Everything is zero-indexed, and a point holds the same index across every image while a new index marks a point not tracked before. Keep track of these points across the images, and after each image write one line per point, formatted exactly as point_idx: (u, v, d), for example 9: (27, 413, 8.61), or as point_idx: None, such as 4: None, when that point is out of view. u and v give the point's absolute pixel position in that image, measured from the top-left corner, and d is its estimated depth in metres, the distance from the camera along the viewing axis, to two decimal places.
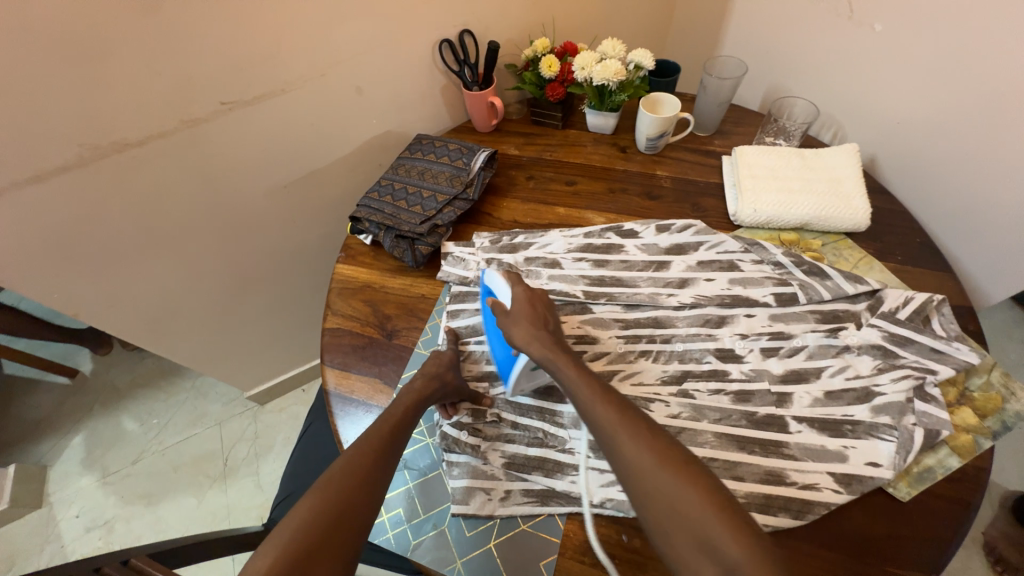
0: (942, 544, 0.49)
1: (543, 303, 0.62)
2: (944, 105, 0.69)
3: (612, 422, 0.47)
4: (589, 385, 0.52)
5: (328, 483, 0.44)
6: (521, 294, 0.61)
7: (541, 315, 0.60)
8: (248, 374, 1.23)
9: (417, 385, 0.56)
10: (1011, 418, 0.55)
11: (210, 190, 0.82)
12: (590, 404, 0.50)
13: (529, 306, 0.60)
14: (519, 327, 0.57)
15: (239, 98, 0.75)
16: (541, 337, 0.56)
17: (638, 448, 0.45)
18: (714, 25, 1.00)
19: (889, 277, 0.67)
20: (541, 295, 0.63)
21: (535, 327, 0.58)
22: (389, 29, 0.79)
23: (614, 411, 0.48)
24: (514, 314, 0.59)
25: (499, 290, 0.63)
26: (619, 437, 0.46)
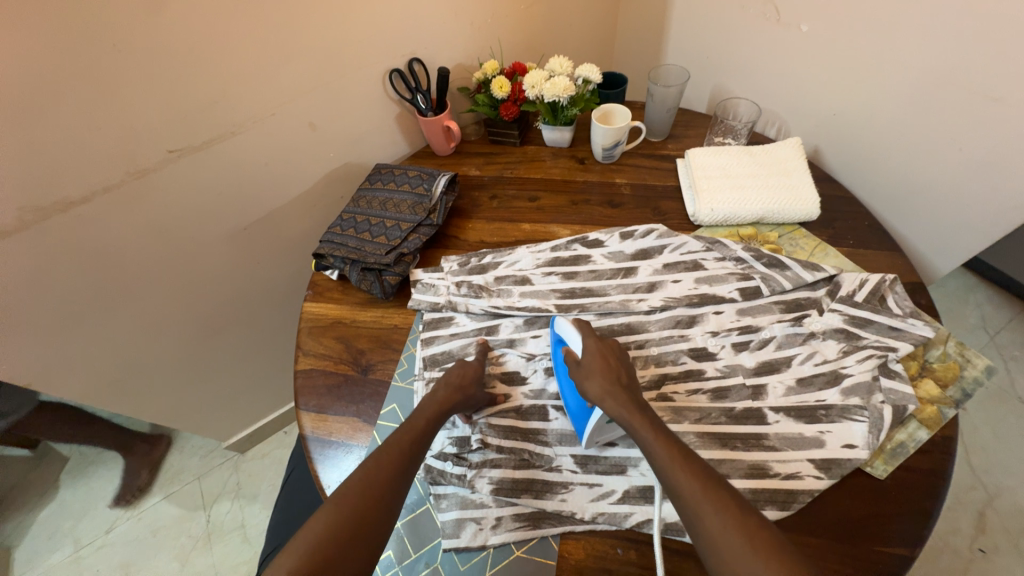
0: (925, 515, 0.50)
1: (616, 355, 0.58)
2: (870, 96, 0.73)
3: (698, 498, 0.44)
4: (673, 451, 0.48)
5: (350, 494, 0.47)
6: (594, 346, 0.58)
7: (617, 369, 0.56)
8: (225, 423, 1.19)
9: (441, 396, 0.57)
10: (970, 385, 0.57)
11: (166, 241, 0.79)
12: (674, 475, 0.46)
13: (602, 358, 0.57)
14: (594, 381, 0.54)
15: (188, 144, 0.73)
16: (619, 393, 0.53)
17: (725, 527, 0.42)
18: (655, 35, 1.04)
19: (843, 261, 0.69)
20: (613, 346, 0.60)
21: (612, 382, 0.54)
22: (336, 62, 0.79)
23: (702, 486, 0.44)
24: (587, 367, 0.56)
25: (572, 340, 0.60)
26: (706, 518, 0.43)
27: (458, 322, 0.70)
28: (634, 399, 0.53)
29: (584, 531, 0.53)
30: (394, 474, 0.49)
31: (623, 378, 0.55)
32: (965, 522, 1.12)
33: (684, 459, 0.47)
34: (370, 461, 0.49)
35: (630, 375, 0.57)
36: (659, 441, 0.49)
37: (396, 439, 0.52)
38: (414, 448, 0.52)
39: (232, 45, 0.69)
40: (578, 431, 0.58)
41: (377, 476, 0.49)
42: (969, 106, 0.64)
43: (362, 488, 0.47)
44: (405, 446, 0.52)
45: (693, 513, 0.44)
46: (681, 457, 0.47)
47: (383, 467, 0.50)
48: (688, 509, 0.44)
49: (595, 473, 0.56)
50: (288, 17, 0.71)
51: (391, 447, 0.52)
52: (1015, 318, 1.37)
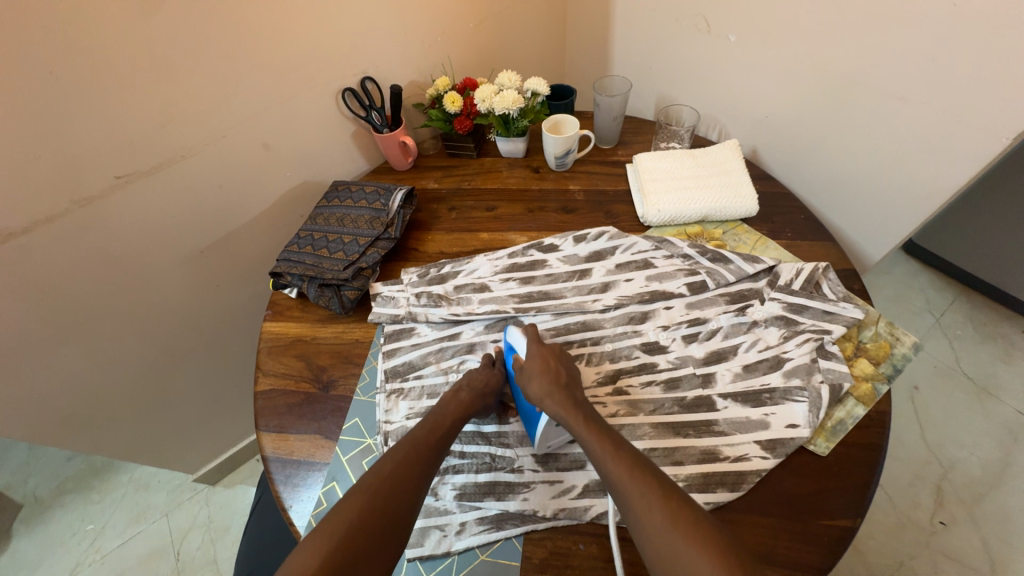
0: (863, 487, 0.53)
1: (556, 355, 0.61)
2: (796, 99, 0.78)
3: (629, 484, 0.48)
4: (607, 445, 0.51)
5: (366, 493, 0.49)
6: (536, 351, 0.60)
7: (557, 370, 0.58)
8: (190, 454, 1.15)
9: (463, 398, 0.59)
10: (900, 361, 0.61)
11: (116, 269, 0.78)
12: (608, 467, 0.49)
13: (543, 360, 0.59)
14: (535, 383, 0.56)
15: (134, 170, 0.72)
16: (558, 392, 0.55)
17: (650, 507, 0.46)
18: (600, 49, 1.08)
19: (782, 253, 0.74)
20: (555, 348, 0.62)
21: (552, 382, 0.56)
22: (286, 83, 0.80)
23: (635, 477, 0.48)
24: (529, 370, 0.58)
25: (518, 347, 0.61)
26: (637, 501, 0.47)
27: (420, 332, 0.71)
28: (573, 397, 0.56)
29: (546, 528, 0.53)
30: (389, 507, 0.48)
31: (563, 376, 0.57)
32: (925, 496, 1.17)
33: (617, 452, 0.50)
34: (387, 465, 0.51)
35: (572, 373, 0.59)
36: (594, 435, 0.52)
37: (389, 466, 0.51)
38: (433, 452, 0.54)
39: (177, 71, 0.69)
40: (529, 435, 0.59)
41: (369, 507, 0.48)
42: (879, 105, 0.69)
43: (376, 489, 0.49)
44: (399, 473, 0.51)
45: (627, 502, 0.47)
46: (613, 450, 0.50)
47: (376, 498, 0.48)
48: (622, 497, 0.48)
49: (555, 470, 0.57)
50: (232, 40, 0.72)
51: (384, 474, 0.50)
52: (956, 300, 1.47)
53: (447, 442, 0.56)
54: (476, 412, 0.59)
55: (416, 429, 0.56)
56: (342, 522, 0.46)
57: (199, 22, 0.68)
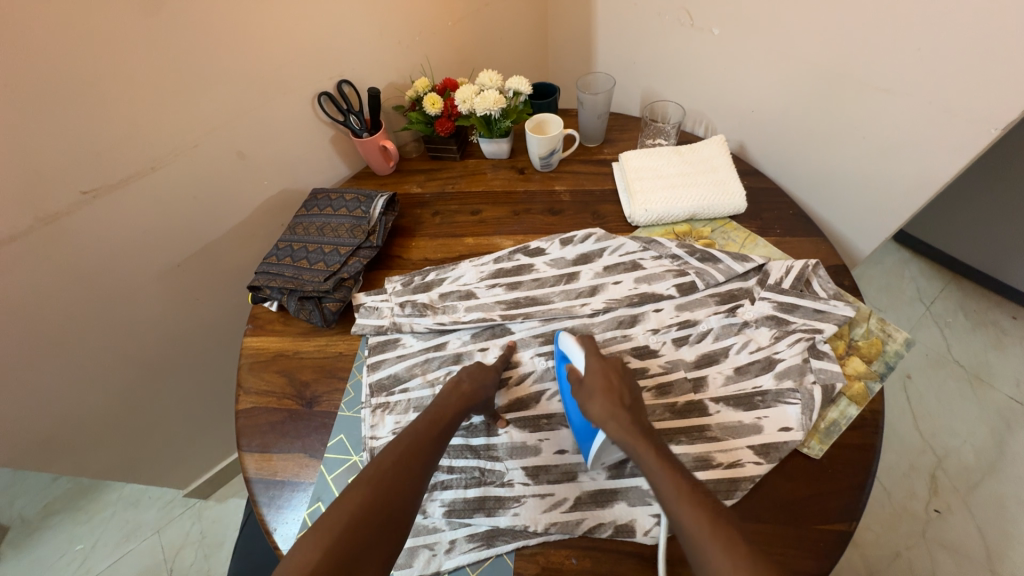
0: (858, 490, 0.52)
1: (619, 373, 0.55)
2: (781, 93, 0.77)
3: (704, 533, 0.41)
4: (676, 480, 0.44)
5: (374, 479, 0.46)
6: (597, 365, 0.55)
7: (620, 389, 0.53)
8: (178, 471, 1.13)
9: (464, 387, 0.57)
10: (893, 358, 0.61)
11: (88, 287, 0.75)
12: (678, 509, 0.43)
13: (605, 377, 0.54)
14: (597, 403, 0.51)
15: (102, 184, 0.69)
16: (622, 416, 0.50)
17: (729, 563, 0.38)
18: (582, 44, 1.06)
19: (772, 250, 0.72)
20: (618, 365, 0.56)
21: (615, 404, 0.51)
22: (257, 89, 0.78)
23: (711, 523, 0.41)
24: (589, 387, 0.53)
25: (576, 357, 0.58)
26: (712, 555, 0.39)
27: (405, 343, 0.69)
28: (639, 423, 0.50)
29: (538, 544, 0.52)
30: (393, 498, 0.45)
31: (628, 398, 0.52)
32: (920, 485, 1.18)
33: (691, 492, 0.43)
34: (392, 451, 0.49)
35: (635, 395, 0.54)
36: (663, 468, 0.45)
37: (391, 456, 0.48)
38: (434, 442, 0.52)
39: (142, 80, 0.66)
40: (583, 451, 0.56)
41: (371, 499, 0.44)
42: (865, 97, 0.68)
43: (382, 477, 0.46)
44: (401, 464, 0.48)
45: (702, 554, 0.40)
46: (686, 489, 0.43)
47: (378, 488, 0.45)
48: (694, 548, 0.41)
49: (546, 483, 0.55)
50: (198, 47, 0.69)
51: (386, 464, 0.47)
52: (946, 288, 1.47)
53: (448, 435, 0.53)
54: (476, 406, 0.57)
55: (416, 421, 0.53)
56: (343, 513, 0.43)
57: (161, 29, 0.65)
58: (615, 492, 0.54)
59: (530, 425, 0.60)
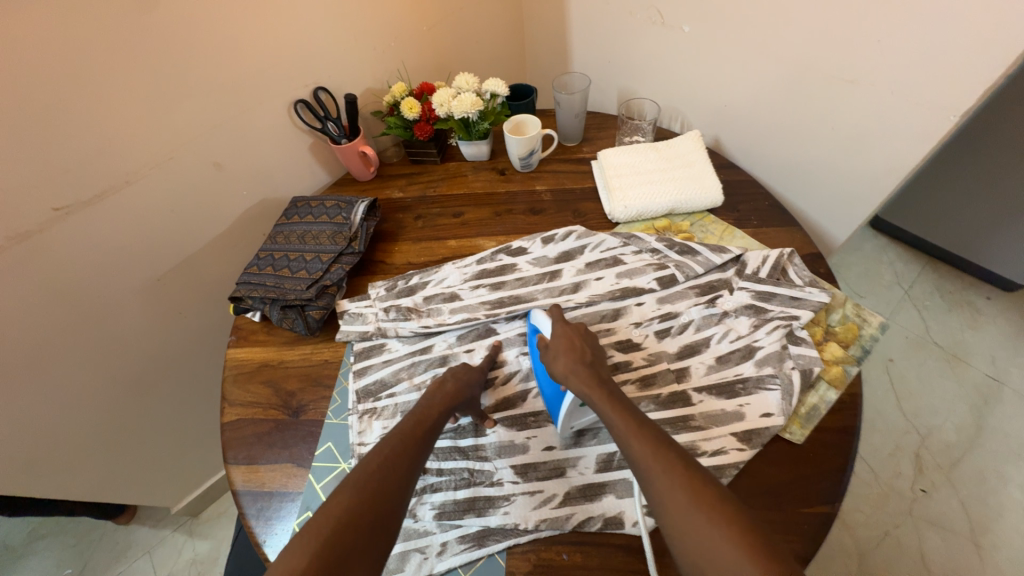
0: (839, 472, 0.53)
1: (582, 337, 0.60)
2: (752, 87, 0.78)
3: (649, 460, 0.45)
4: (627, 420, 0.49)
5: (363, 482, 0.46)
6: (561, 330, 0.60)
7: (582, 349, 0.57)
8: (166, 488, 1.11)
9: (449, 387, 0.57)
10: (868, 341, 0.62)
11: (64, 305, 0.74)
12: (629, 443, 0.47)
13: (568, 338, 0.58)
14: (560, 361, 0.56)
15: (74, 201, 0.68)
16: (583, 370, 0.54)
17: (670, 483, 0.43)
18: (557, 45, 1.07)
19: (749, 241, 0.74)
20: (581, 330, 0.61)
21: (577, 360, 0.55)
22: (230, 99, 0.77)
23: (659, 455, 0.45)
24: (555, 348, 0.57)
25: (545, 327, 0.62)
26: (656, 479, 0.44)
27: (391, 348, 0.69)
28: (599, 375, 0.54)
29: (529, 541, 0.52)
30: (381, 500, 0.45)
31: (589, 355, 0.57)
32: (906, 465, 1.21)
33: (640, 430, 0.47)
34: (378, 455, 0.48)
35: (597, 355, 0.58)
36: (617, 410, 0.50)
37: (377, 459, 0.48)
38: (420, 443, 0.52)
39: (111, 94, 0.65)
40: (553, 417, 0.58)
41: (359, 502, 0.44)
42: (832, 89, 0.69)
43: (369, 479, 0.46)
44: (387, 466, 0.48)
45: (646, 476, 0.45)
46: (636, 426, 0.48)
47: (364, 491, 0.45)
48: (642, 475, 0.45)
49: (535, 480, 0.56)
50: (168, 59, 0.68)
51: (372, 467, 0.47)
52: (923, 272, 1.51)
53: (434, 435, 0.54)
54: (461, 404, 0.57)
55: (402, 424, 0.53)
56: (331, 517, 0.42)
57: (129, 41, 0.64)
58: (603, 485, 0.54)
59: (518, 423, 0.60)
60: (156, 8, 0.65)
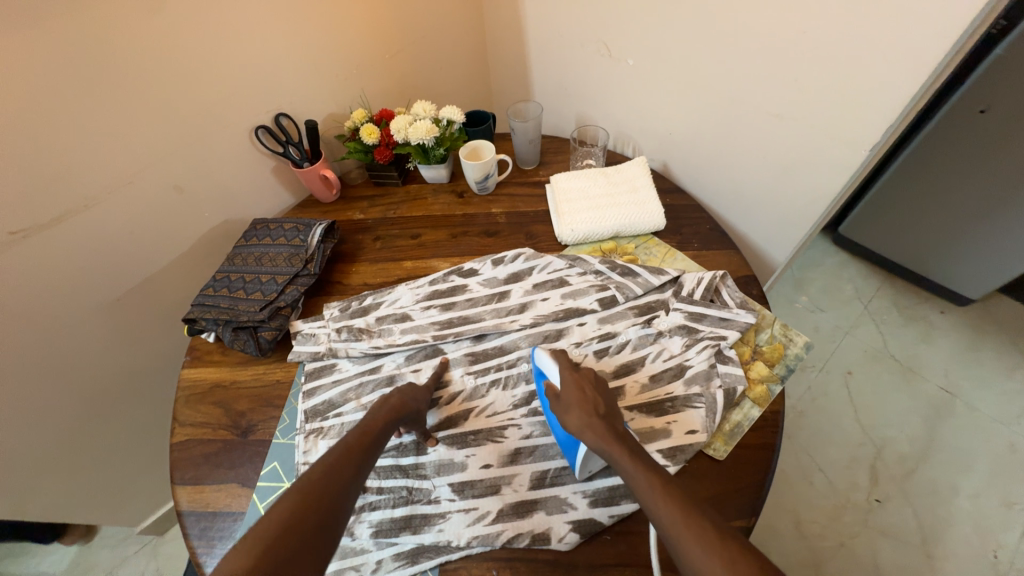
0: (758, 486, 0.56)
1: (595, 386, 0.57)
2: (692, 118, 0.82)
3: (677, 524, 0.41)
4: (651, 479, 0.45)
5: (308, 485, 0.45)
6: (571, 378, 0.57)
7: (594, 400, 0.54)
8: (128, 506, 1.11)
9: (394, 402, 0.58)
10: (793, 361, 0.66)
11: (22, 327, 0.74)
12: (653, 505, 0.44)
13: (580, 389, 0.55)
14: (575, 416, 0.53)
15: (32, 224, 0.69)
16: (598, 425, 0.52)
17: (703, 550, 0.39)
18: (518, 71, 1.11)
19: (689, 264, 0.77)
20: (592, 377, 0.59)
21: (591, 414, 0.53)
22: (192, 125, 0.79)
23: (686, 517, 0.42)
24: (567, 401, 0.55)
25: (550, 372, 0.60)
26: (688, 545, 0.40)
27: (341, 368, 0.71)
28: (615, 430, 0.51)
29: (460, 558, 0.54)
30: (325, 506, 0.44)
31: (602, 407, 0.53)
32: (862, 476, 1.24)
33: (663, 487, 0.44)
34: (326, 461, 0.48)
35: (611, 406, 0.55)
36: (638, 468, 0.47)
37: (321, 468, 0.47)
38: (368, 453, 0.52)
39: (71, 123, 0.67)
40: (570, 461, 0.57)
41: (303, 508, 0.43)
42: (762, 121, 0.73)
43: (314, 483, 0.45)
44: (330, 477, 0.47)
45: (676, 542, 0.41)
46: (659, 485, 0.45)
47: (311, 498, 0.44)
48: (674, 543, 0.41)
49: (471, 497, 0.57)
50: (129, 89, 0.71)
51: (314, 477, 0.46)
52: (880, 286, 1.57)
53: (377, 450, 0.53)
54: (406, 418, 0.59)
55: (347, 435, 0.52)
56: (273, 524, 0.41)
57: (91, 72, 0.66)
58: (535, 501, 0.56)
59: (458, 441, 0.62)
60: (117, 41, 0.67)
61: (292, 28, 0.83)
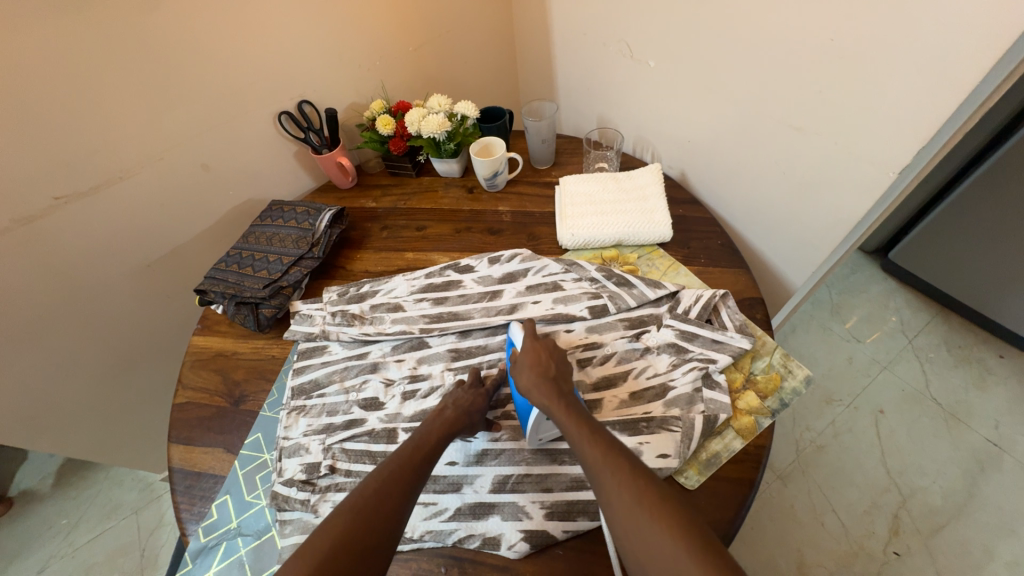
0: (727, 523, 0.53)
1: (550, 351, 0.61)
2: (710, 127, 0.78)
3: (601, 465, 0.47)
4: (585, 430, 0.51)
5: (358, 502, 0.48)
6: (529, 344, 0.62)
7: (545, 363, 0.59)
8: (150, 453, 1.21)
9: (449, 414, 0.58)
10: (788, 395, 0.61)
11: (61, 283, 0.82)
12: (582, 449, 0.50)
13: (534, 353, 0.60)
14: (524, 375, 0.58)
15: (73, 191, 0.76)
16: (543, 382, 0.56)
17: (619, 488, 0.45)
18: (544, 68, 1.10)
19: (692, 279, 0.74)
20: (551, 344, 0.63)
21: (539, 374, 0.57)
22: (220, 107, 0.84)
23: (608, 459, 0.48)
24: (521, 362, 0.60)
25: (518, 340, 0.65)
26: (608, 485, 0.46)
27: (331, 350, 0.73)
28: (560, 389, 0.56)
29: (412, 550, 0.55)
30: (375, 522, 0.47)
31: (551, 368, 0.58)
32: (881, 524, 1.14)
33: (593, 437, 0.50)
34: (377, 477, 0.51)
35: (562, 368, 0.60)
36: (570, 419, 0.52)
37: (375, 483, 0.50)
38: (422, 467, 0.54)
39: (110, 100, 0.73)
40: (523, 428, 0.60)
41: (354, 525, 0.46)
42: (782, 134, 0.68)
43: (362, 501, 0.48)
44: (385, 488, 0.50)
45: (598, 479, 0.47)
46: (587, 433, 0.50)
47: (361, 514, 0.47)
48: (596, 481, 0.47)
49: (432, 492, 0.58)
50: (164, 71, 0.76)
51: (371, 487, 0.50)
52: (930, 321, 1.43)
53: (432, 461, 0.55)
54: (461, 429, 0.59)
55: (402, 448, 0.55)
56: (325, 539, 0.45)
57: (128, 54, 0.72)
58: (492, 505, 0.56)
59: None
60: (151, 25, 0.72)
61: (319, 20, 0.86)
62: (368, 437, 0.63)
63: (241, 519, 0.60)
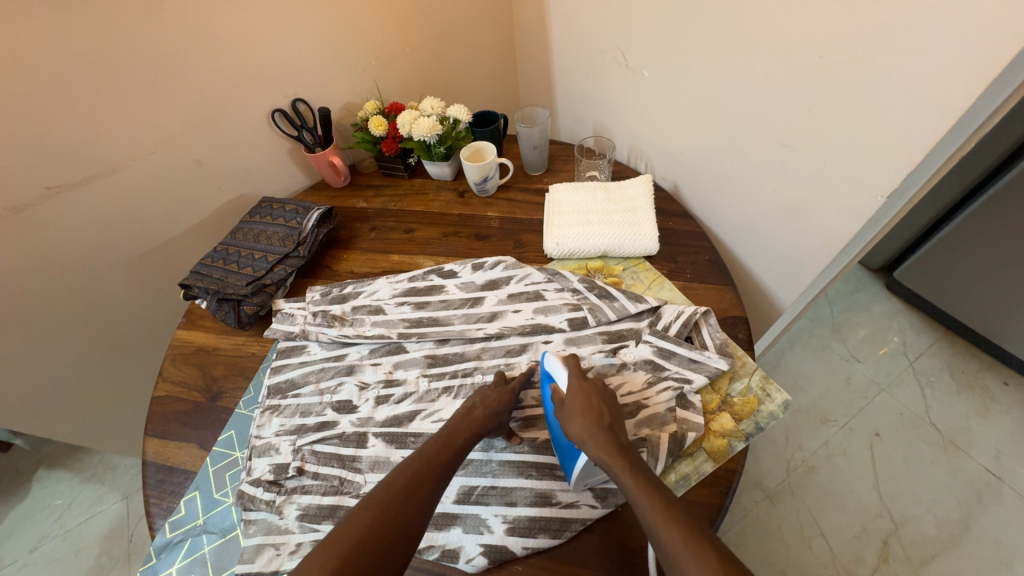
0: None
1: (599, 393, 0.56)
2: (703, 140, 0.77)
3: (675, 542, 0.42)
4: (655, 499, 0.45)
5: (380, 495, 0.48)
6: (577, 386, 0.56)
7: (600, 411, 0.54)
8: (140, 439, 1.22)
9: (476, 414, 0.57)
10: (764, 419, 0.60)
11: (51, 271, 0.83)
12: (650, 519, 0.44)
13: (585, 398, 0.55)
14: (577, 424, 0.53)
15: (67, 181, 0.77)
16: (601, 436, 0.51)
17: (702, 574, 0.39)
18: (542, 74, 1.09)
19: (676, 295, 0.72)
20: (598, 385, 0.58)
21: (594, 422, 0.52)
22: (215, 104, 0.85)
23: (687, 538, 0.42)
24: (570, 409, 0.54)
25: (558, 376, 0.59)
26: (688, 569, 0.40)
27: (310, 350, 0.73)
28: (618, 441, 0.52)
29: None
30: (401, 512, 0.47)
31: (607, 419, 0.53)
32: (869, 550, 1.11)
33: (666, 511, 0.44)
34: (404, 473, 0.50)
35: (617, 415, 0.55)
36: (639, 486, 0.47)
37: (401, 478, 0.50)
38: (448, 464, 0.53)
39: (103, 93, 0.74)
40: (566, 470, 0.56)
41: (377, 521, 0.46)
42: (773, 151, 0.67)
43: (385, 494, 0.48)
44: (410, 492, 0.49)
45: (675, 563, 0.41)
46: (660, 503, 0.45)
47: (386, 514, 0.46)
48: (673, 563, 0.41)
49: None
50: (158, 66, 0.76)
51: (397, 484, 0.49)
52: (933, 343, 1.39)
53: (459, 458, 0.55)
54: (488, 430, 0.58)
55: (429, 444, 0.54)
56: (348, 532, 0.45)
57: (122, 49, 0.72)
58: (455, 516, 0.55)
59: (397, 441, 0.63)
60: (146, 21, 0.72)
61: (316, 19, 0.87)
62: (337, 441, 0.63)
63: (208, 515, 0.60)
